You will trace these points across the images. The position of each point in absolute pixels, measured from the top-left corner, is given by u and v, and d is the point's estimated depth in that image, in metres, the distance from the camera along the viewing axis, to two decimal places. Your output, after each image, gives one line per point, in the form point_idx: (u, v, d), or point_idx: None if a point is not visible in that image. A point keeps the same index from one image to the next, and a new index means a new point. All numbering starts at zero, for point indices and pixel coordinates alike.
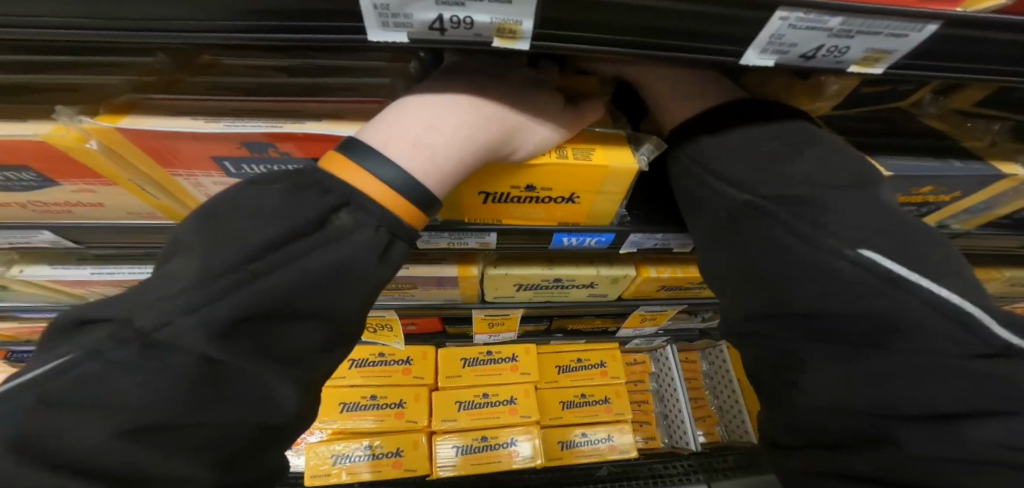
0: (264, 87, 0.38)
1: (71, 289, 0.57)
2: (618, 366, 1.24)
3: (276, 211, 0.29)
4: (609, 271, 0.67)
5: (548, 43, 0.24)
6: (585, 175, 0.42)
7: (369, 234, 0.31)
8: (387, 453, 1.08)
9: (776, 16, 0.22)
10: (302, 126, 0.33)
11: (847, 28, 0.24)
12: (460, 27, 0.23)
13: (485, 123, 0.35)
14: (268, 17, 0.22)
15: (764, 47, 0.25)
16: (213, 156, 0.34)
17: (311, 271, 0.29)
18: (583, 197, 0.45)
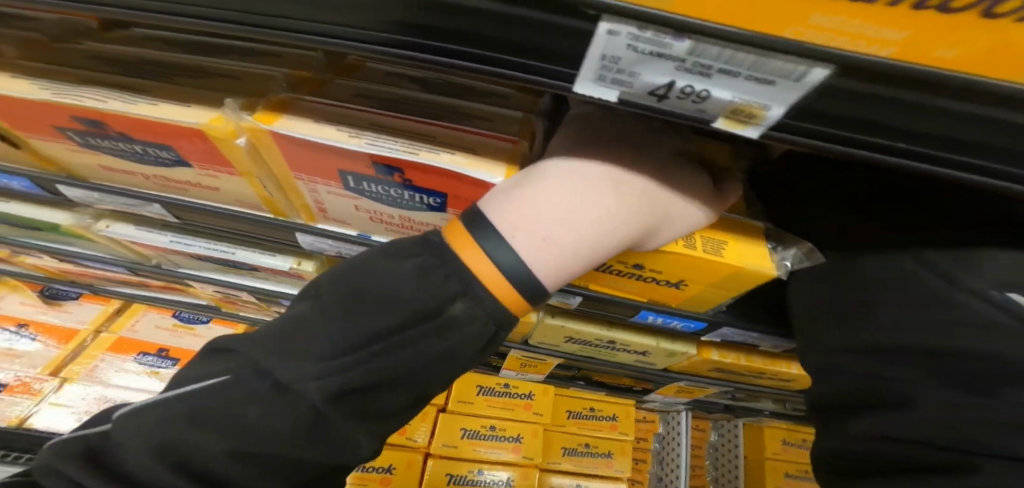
0: (400, 97, 0.36)
1: (142, 249, 0.57)
2: (630, 423, 1.19)
3: (408, 287, 0.26)
4: (670, 345, 0.68)
5: (782, 132, 0.20)
6: (705, 268, 0.40)
7: (481, 329, 0.28)
8: (379, 469, 1.04)
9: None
10: (435, 158, 0.31)
11: None
12: (688, 98, 0.19)
13: (626, 222, 0.30)
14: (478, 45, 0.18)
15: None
16: (340, 168, 0.33)
17: (425, 357, 0.27)
18: (690, 285, 0.44)
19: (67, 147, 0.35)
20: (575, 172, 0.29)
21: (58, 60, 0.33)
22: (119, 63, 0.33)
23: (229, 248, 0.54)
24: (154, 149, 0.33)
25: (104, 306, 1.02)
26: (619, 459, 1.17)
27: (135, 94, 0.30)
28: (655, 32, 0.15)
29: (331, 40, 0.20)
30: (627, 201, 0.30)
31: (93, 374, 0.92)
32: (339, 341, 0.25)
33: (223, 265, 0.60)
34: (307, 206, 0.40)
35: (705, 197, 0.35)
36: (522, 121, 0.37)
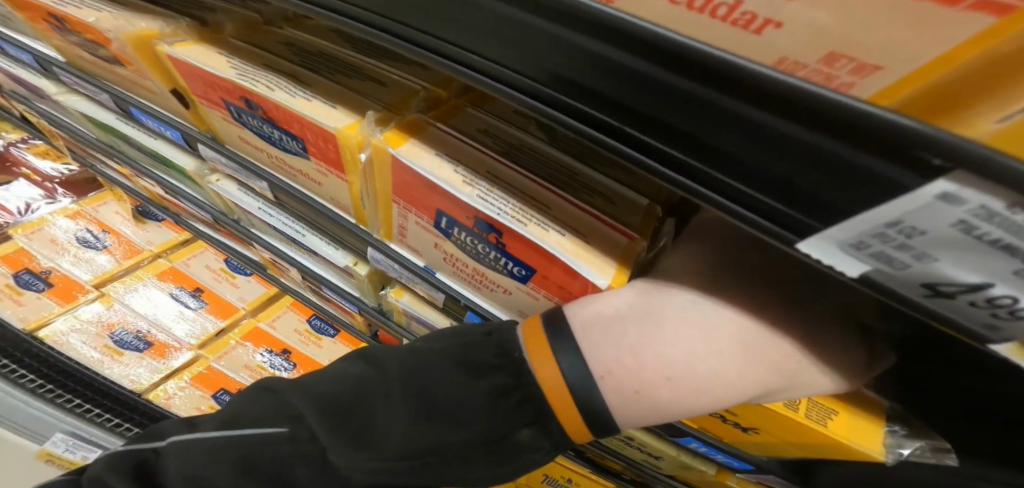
0: (524, 149, 0.33)
1: (234, 207, 0.59)
2: None
3: (473, 410, 0.26)
4: (690, 459, 0.58)
5: None
6: (805, 433, 0.35)
7: (542, 457, 0.27)
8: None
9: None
10: (543, 237, 0.28)
11: None
12: (989, 311, 0.13)
13: (736, 397, 0.25)
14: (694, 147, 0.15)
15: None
16: (438, 208, 0.31)
17: (477, 472, 0.27)
18: (763, 435, 0.39)
19: (223, 116, 0.36)
20: (694, 327, 0.24)
21: (252, 40, 0.35)
22: (301, 56, 0.34)
23: (302, 230, 0.53)
24: (288, 137, 0.33)
25: (176, 234, 1.12)
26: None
27: (299, 87, 0.31)
28: None
29: (531, 99, 0.18)
30: (745, 374, 0.25)
31: (131, 296, 1.00)
32: (396, 441, 0.26)
33: (295, 243, 0.61)
34: (392, 230, 0.38)
35: (849, 372, 0.28)
36: (646, 211, 0.32)
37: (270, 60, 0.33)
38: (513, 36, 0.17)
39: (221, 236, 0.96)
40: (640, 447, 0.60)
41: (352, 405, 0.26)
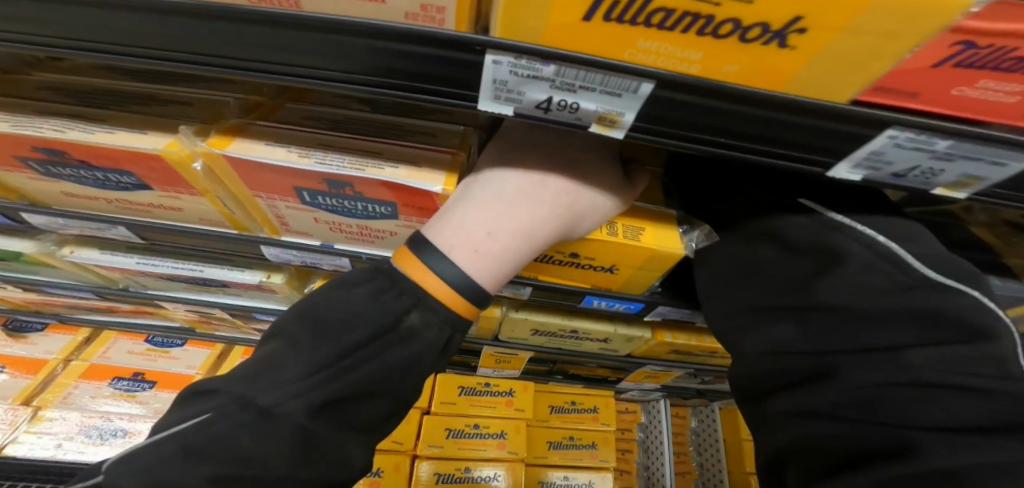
0: (350, 118, 0.38)
1: (106, 273, 0.57)
2: (612, 413, 1.21)
3: (366, 314, 0.32)
4: (626, 330, 0.69)
5: (641, 131, 0.26)
6: (630, 251, 0.43)
7: (436, 333, 0.33)
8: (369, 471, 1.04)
9: (886, 132, 0.23)
10: (381, 172, 0.33)
11: (949, 154, 0.23)
12: (564, 109, 0.25)
13: (546, 228, 0.35)
14: (408, 77, 0.24)
15: (859, 163, 0.26)
16: (295, 185, 0.36)
17: (390, 364, 0.32)
18: (621, 268, 0.47)
19: (27, 175, 0.37)
20: (491, 194, 0.34)
21: (29, 96, 0.37)
22: (83, 95, 0.37)
23: (198, 266, 0.54)
24: (116, 174, 0.35)
25: (74, 335, 0.95)
26: (602, 449, 1.18)
27: (97, 124, 0.33)
28: (528, 60, 0.21)
29: (289, 76, 0.25)
30: (541, 210, 0.35)
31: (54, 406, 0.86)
32: (312, 363, 0.30)
33: (192, 285, 0.61)
34: (270, 222, 0.43)
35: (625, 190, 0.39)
36: (462, 133, 0.39)
37: (53, 108, 0.35)
38: (250, 41, 0.23)
39: (113, 315, 0.88)
40: (585, 335, 0.72)
41: (267, 362, 0.31)
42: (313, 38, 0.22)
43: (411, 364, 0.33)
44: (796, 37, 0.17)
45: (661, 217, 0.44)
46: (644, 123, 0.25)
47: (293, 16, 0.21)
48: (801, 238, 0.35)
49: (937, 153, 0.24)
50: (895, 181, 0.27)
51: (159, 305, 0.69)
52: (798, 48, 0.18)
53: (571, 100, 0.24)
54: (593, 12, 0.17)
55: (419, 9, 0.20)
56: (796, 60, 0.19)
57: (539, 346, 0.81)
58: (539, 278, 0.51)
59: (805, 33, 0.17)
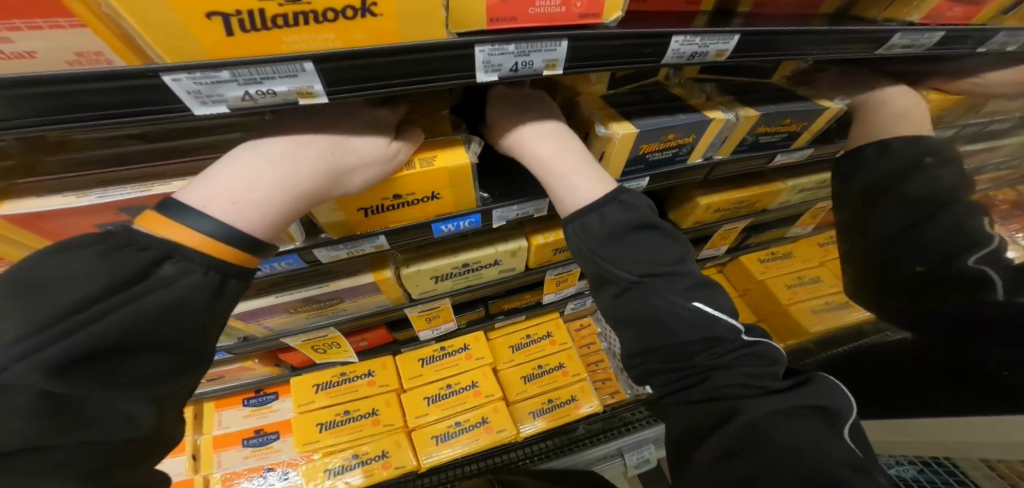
0: (124, 154, 0.43)
1: None
2: (564, 333, 1.28)
3: (98, 267, 0.32)
4: (504, 246, 0.77)
5: (337, 95, 0.35)
6: (433, 178, 0.51)
7: (200, 277, 0.35)
8: (374, 457, 1.03)
9: (475, 49, 0.36)
10: (170, 186, 0.40)
11: (522, 50, 0.37)
12: (265, 95, 0.33)
13: (305, 171, 0.40)
14: (110, 108, 0.29)
15: (485, 67, 0.38)
16: (95, 223, 0.40)
17: (149, 310, 0.33)
18: (442, 193, 0.54)
19: None
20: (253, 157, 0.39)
21: None
22: None
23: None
24: None
25: None
26: (570, 365, 1.24)
27: None
28: (202, 72, 0.29)
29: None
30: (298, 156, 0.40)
31: None
32: (37, 322, 0.29)
33: None
34: None
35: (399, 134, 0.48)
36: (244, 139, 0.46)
37: None
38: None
39: None
40: (478, 265, 0.78)
41: None
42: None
43: (169, 309, 0.34)
44: (376, 9, 0.30)
45: (447, 143, 0.52)
46: (332, 88, 0.34)
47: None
48: (593, 232, 0.52)
49: (515, 50, 0.37)
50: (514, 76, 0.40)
51: None
52: (386, 14, 0.30)
53: (264, 88, 0.32)
54: (229, 30, 0.27)
55: (75, 57, 0.27)
56: (393, 23, 0.31)
57: (451, 293, 0.86)
58: (389, 225, 0.57)
59: (382, 5, 0.29)
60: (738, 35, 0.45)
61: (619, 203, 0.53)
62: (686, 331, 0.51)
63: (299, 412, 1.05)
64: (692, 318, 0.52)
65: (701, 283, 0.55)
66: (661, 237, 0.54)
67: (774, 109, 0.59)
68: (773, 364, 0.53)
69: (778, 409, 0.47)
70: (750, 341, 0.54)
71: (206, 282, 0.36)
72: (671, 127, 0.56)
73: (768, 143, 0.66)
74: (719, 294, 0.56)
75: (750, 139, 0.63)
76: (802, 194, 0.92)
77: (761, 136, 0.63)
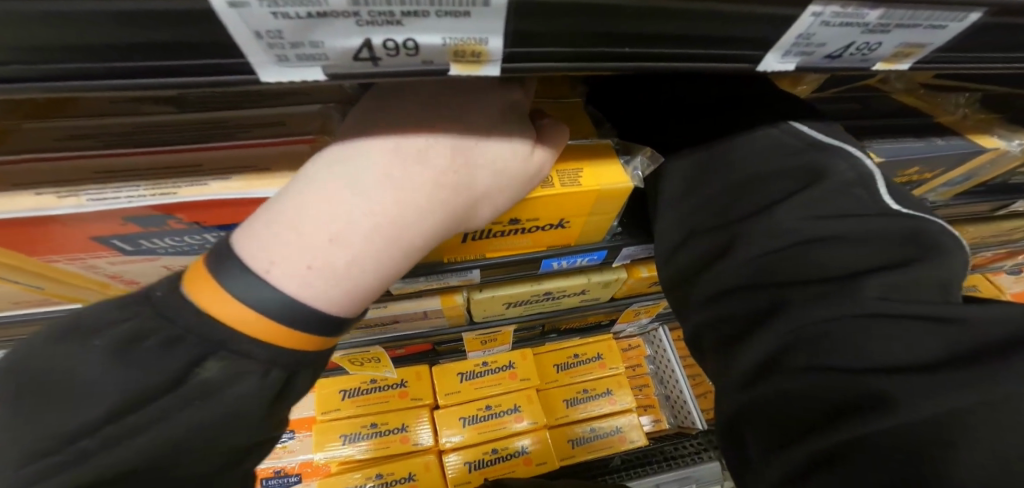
0: (137, 128, 0.28)
1: None
2: (616, 354, 1.12)
3: (170, 350, 0.23)
4: (601, 276, 0.60)
5: (517, 64, 0.19)
6: (573, 202, 0.35)
7: (260, 384, 0.25)
8: (400, 479, 0.91)
9: (809, 12, 0.17)
10: (203, 191, 0.25)
11: (886, 20, 0.18)
12: (399, 54, 0.16)
13: (411, 223, 0.27)
14: (106, 52, 0.13)
15: (790, 49, 0.20)
16: (97, 236, 0.27)
17: (215, 413, 0.24)
18: (573, 221, 0.38)
19: None
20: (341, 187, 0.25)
21: None
22: None
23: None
24: None
25: None
26: (620, 392, 1.08)
27: None
28: None
29: None
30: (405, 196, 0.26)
31: None
32: (67, 434, 0.22)
33: None
34: (106, 282, 0.35)
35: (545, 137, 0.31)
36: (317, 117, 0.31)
37: None
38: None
39: None
40: (561, 294, 0.62)
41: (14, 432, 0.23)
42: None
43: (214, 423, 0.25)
44: None
45: (595, 152, 0.36)
46: (517, 47, 0.17)
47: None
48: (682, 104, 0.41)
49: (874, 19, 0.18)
50: (831, 64, 0.21)
51: None
52: None
53: (402, 37, 0.15)
54: None
55: None
56: None
57: (517, 319, 0.70)
58: (489, 255, 0.41)
59: None
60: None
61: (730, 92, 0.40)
62: (784, 207, 0.33)
63: (321, 418, 0.94)
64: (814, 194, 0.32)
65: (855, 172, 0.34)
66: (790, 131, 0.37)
67: None
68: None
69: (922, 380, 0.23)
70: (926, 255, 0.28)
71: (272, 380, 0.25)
72: (918, 159, 0.39)
73: (1015, 183, 0.47)
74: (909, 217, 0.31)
75: (1006, 177, 0.44)
76: (975, 240, 0.72)
77: (1019, 174, 0.45)
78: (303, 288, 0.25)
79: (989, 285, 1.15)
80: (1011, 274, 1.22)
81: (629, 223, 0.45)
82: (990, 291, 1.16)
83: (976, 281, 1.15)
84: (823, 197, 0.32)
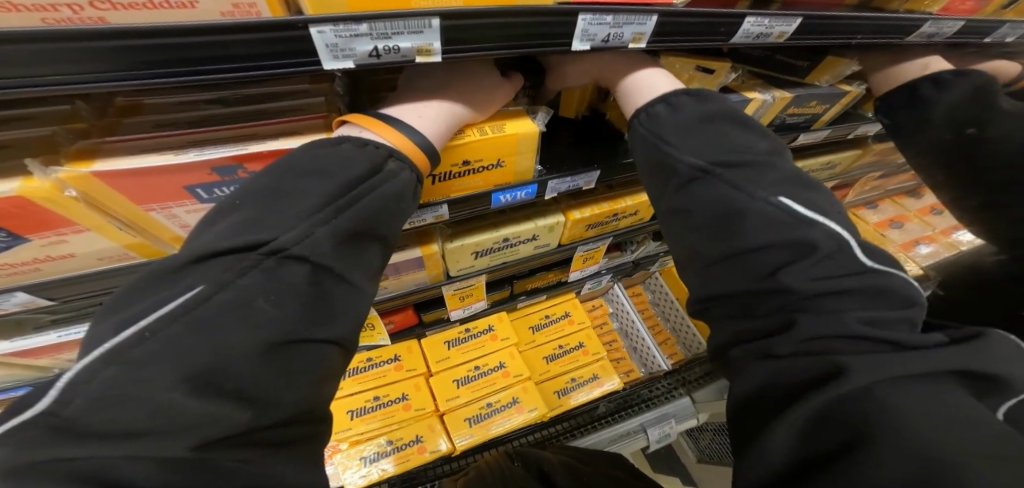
0: (210, 117, 0.43)
1: (30, 362, 0.58)
2: (582, 312, 1.30)
3: (354, 157, 0.36)
4: (544, 221, 0.78)
5: (451, 55, 0.36)
6: (500, 144, 0.50)
7: (412, 177, 0.40)
8: (408, 443, 1.01)
9: (579, 17, 0.37)
10: (264, 145, 0.40)
11: (618, 20, 0.39)
12: (391, 52, 0.34)
13: (438, 120, 0.43)
14: (252, 59, 0.30)
15: (582, 38, 0.39)
16: (188, 185, 0.39)
17: (385, 199, 0.37)
18: (505, 160, 0.54)
19: None
20: (382, 120, 0.40)
21: None
22: None
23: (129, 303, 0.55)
24: None
25: None
26: (590, 344, 1.26)
27: None
28: (347, 23, 0.30)
29: (154, 78, 0.29)
30: (424, 115, 0.43)
31: None
32: None
33: None
34: (177, 235, 0.45)
35: (499, 86, 0.50)
36: (328, 105, 0.47)
37: None
38: (71, 62, 0.25)
39: None
40: (517, 240, 0.79)
41: None
42: (135, 48, 0.26)
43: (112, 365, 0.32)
44: None
45: (514, 114, 0.52)
46: (446, 46, 0.35)
47: (106, 29, 0.25)
48: (663, 120, 0.51)
49: (612, 20, 0.39)
50: (606, 47, 0.41)
51: None
52: None
53: (391, 44, 0.33)
54: None
55: (232, 7, 0.28)
56: None
57: (488, 269, 0.87)
58: (451, 194, 0.57)
59: None
60: (800, 18, 0.46)
61: (689, 96, 0.51)
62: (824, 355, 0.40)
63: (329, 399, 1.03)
64: (770, 211, 0.45)
65: (785, 159, 0.51)
66: (754, 136, 0.50)
67: (804, 93, 0.63)
68: (910, 306, 0.43)
69: (912, 383, 0.36)
70: (872, 268, 0.44)
71: (381, 228, 0.38)
72: None
73: (789, 123, 0.70)
74: (823, 201, 0.48)
75: (781, 119, 0.67)
76: (809, 175, 0.98)
77: (789, 117, 0.68)
78: (398, 169, 0.39)
79: (851, 217, 1.48)
80: (869, 208, 1.56)
81: (551, 167, 0.63)
82: (854, 222, 1.47)
83: (841, 215, 1.47)
84: (778, 180, 0.47)
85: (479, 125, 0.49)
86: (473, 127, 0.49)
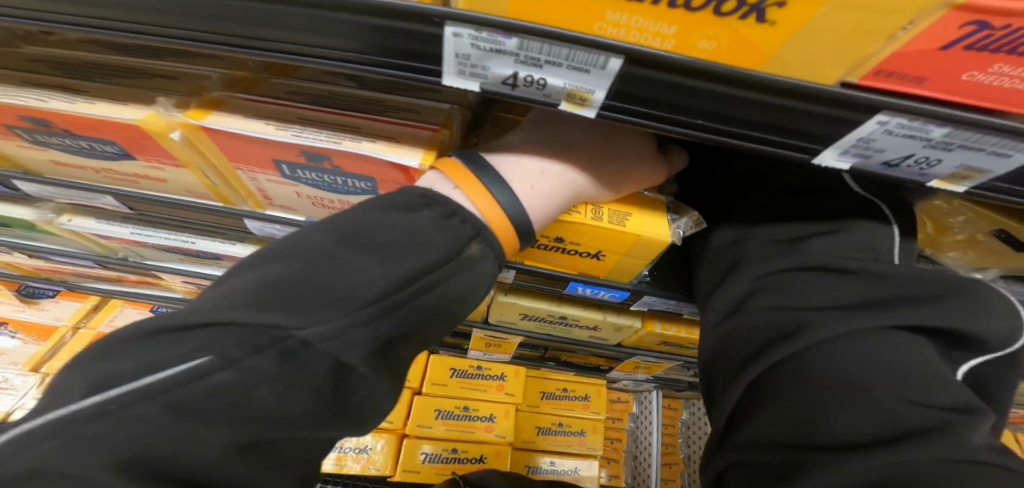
0: (336, 96, 0.37)
1: (104, 244, 0.58)
2: (603, 401, 1.03)
3: (431, 235, 0.27)
4: (616, 319, 0.61)
5: (613, 113, 0.25)
6: (614, 238, 0.38)
7: (490, 268, 0.30)
8: (355, 449, 0.88)
9: (877, 120, 0.21)
10: (358, 146, 0.33)
11: (947, 140, 0.21)
12: (532, 86, 0.24)
13: (551, 198, 0.32)
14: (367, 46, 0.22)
15: (847, 149, 0.24)
16: (274, 158, 0.34)
17: (444, 297, 0.27)
18: (609, 256, 0.41)
19: (13, 142, 0.37)
20: (475, 170, 0.30)
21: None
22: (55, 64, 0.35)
23: (189, 238, 0.54)
24: (97, 142, 0.35)
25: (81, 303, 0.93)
26: (593, 437, 1.01)
27: (77, 95, 0.33)
28: (491, 34, 0.20)
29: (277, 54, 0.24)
30: (539, 186, 0.32)
31: None
32: None
33: (184, 257, 0.61)
34: (253, 196, 0.41)
35: (646, 165, 0.37)
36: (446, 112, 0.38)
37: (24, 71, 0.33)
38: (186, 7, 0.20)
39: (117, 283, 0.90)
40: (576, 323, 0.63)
41: None
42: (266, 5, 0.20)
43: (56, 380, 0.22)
44: (774, 11, 0.16)
45: (648, 205, 0.39)
46: (617, 102, 0.24)
47: None
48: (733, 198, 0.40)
49: (933, 137, 0.21)
50: (886, 169, 0.25)
51: (159, 275, 0.69)
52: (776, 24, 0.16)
53: (538, 74, 0.22)
54: None
55: None
56: (776, 36, 0.17)
57: (526, 333, 0.72)
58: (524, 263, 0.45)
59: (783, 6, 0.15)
60: None
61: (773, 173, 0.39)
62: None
63: None
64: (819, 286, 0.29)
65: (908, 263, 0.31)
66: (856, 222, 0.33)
67: None
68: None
69: None
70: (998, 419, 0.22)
71: (439, 320, 0.28)
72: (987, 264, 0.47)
73: None
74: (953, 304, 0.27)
75: None
76: None
77: None
78: (479, 261, 0.29)
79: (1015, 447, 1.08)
80: None
81: (660, 276, 0.48)
82: None
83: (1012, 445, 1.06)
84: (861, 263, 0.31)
85: (592, 201, 0.37)
86: (587, 204, 0.38)
